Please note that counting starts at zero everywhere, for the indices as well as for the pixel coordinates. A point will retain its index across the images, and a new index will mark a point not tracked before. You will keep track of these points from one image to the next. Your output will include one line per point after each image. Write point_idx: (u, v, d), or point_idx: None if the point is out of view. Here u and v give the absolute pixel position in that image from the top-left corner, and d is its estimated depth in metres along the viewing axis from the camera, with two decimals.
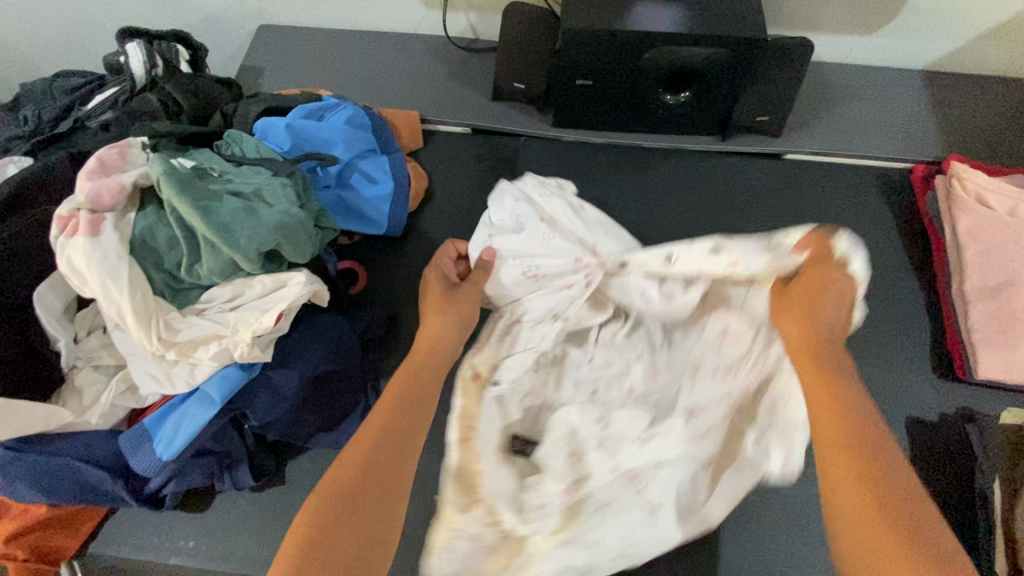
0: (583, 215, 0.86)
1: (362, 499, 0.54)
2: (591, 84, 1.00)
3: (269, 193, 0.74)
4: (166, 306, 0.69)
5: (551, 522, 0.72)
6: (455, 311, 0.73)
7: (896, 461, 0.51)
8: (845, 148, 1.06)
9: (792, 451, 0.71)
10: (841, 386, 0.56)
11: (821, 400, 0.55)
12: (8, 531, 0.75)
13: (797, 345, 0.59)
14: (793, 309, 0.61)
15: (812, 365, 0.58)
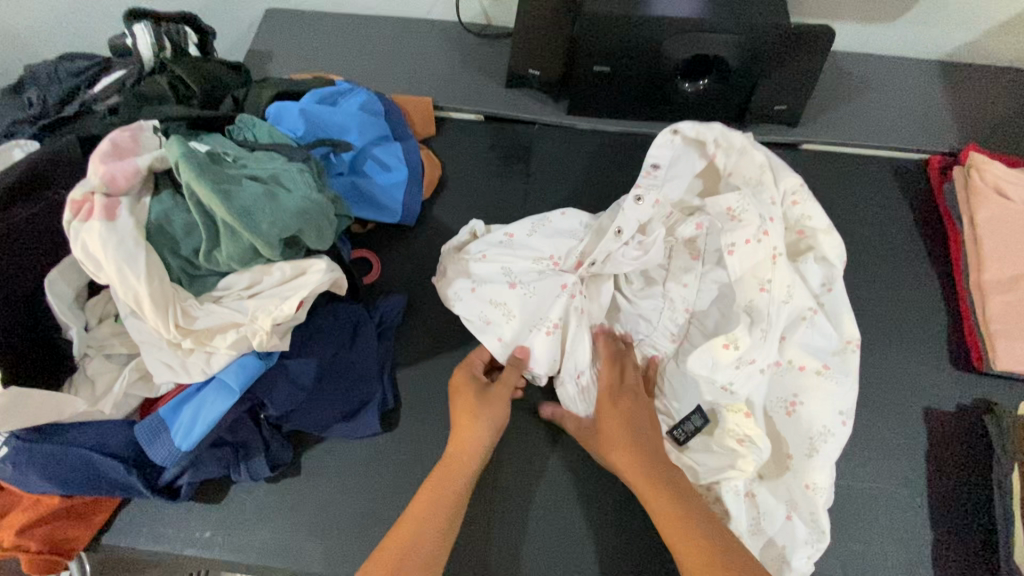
0: (549, 223, 0.87)
1: (402, 556, 0.63)
2: (608, 71, 0.98)
3: (287, 177, 0.72)
4: (183, 293, 0.68)
5: (728, 497, 0.74)
6: (488, 414, 0.75)
7: (682, 495, 0.67)
8: (862, 139, 1.05)
9: (849, 352, 0.77)
10: (646, 439, 0.71)
11: (626, 447, 0.70)
12: (22, 521, 0.73)
13: (610, 409, 0.74)
14: (615, 424, 0.72)
15: (620, 420, 0.72)
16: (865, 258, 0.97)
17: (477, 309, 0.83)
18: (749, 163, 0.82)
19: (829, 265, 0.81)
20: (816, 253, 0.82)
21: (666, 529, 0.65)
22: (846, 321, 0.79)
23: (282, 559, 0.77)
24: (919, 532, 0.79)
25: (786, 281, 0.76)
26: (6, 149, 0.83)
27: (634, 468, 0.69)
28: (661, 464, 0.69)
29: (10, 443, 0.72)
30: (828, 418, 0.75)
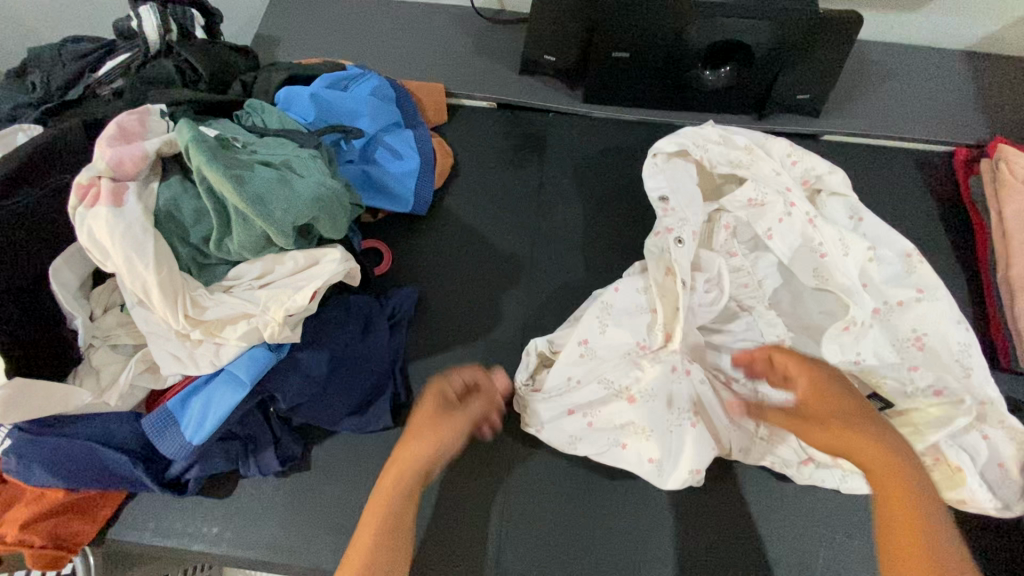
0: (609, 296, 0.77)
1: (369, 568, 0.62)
2: (627, 57, 0.95)
3: (300, 163, 0.70)
4: (192, 282, 0.65)
5: (950, 447, 0.72)
6: (449, 429, 0.69)
7: (932, 496, 0.57)
8: (885, 131, 1.03)
9: (913, 263, 0.79)
10: (883, 428, 0.61)
11: (862, 441, 0.60)
12: (24, 517, 0.71)
13: (847, 396, 0.64)
14: (836, 409, 0.62)
15: (837, 408, 0.63)
16: None
17: (559, 408, 0.76)
18: (761, 167, 0.82)
19: (852, 202, 0.82)
20: (849, 201, 0.83)
21: (904, 516, 0.56)
22: (893, 242, 0.80)
23: (291, 556, 0.75)
24: None
25: (838, 233, 0.78)
26: (9, 133, 0.81)
27: (851, 439, 0.60)
28: (884, 429, 0.61)
29: (14, 435, 0.70)
30: (955, 333, 0.75)
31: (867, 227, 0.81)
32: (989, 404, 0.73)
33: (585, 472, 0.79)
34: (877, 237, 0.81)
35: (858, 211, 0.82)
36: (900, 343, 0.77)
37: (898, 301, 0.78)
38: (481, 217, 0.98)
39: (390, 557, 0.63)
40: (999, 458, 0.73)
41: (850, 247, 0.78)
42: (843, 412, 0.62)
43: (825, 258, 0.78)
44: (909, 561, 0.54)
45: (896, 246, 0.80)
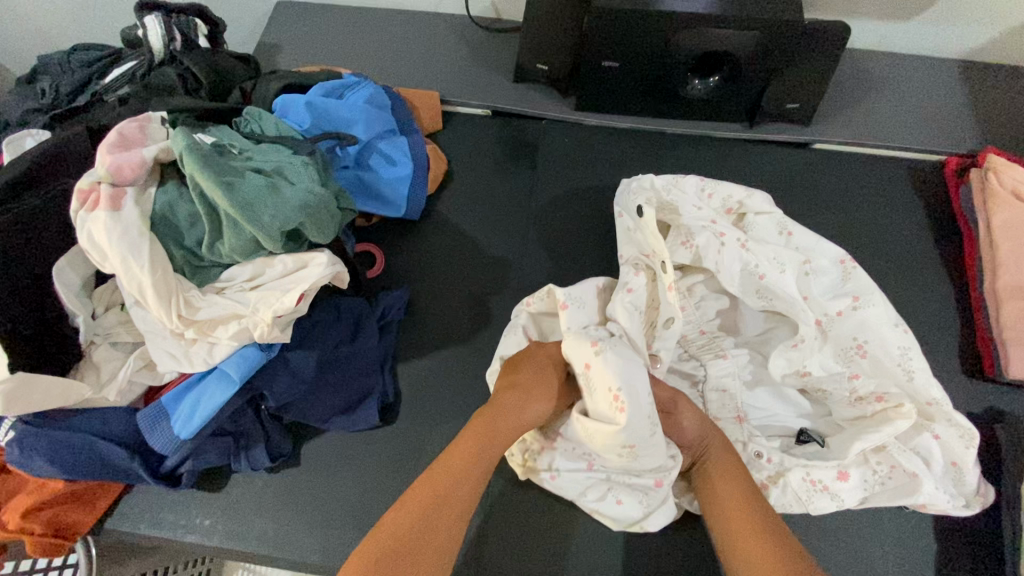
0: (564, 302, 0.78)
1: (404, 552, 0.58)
2: (616, 66, 0.97)
3: (291, 171, 0.72)
4: (186, 283, 0.68)
5: (897, 449, 0.75)
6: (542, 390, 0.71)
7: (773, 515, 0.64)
8: (876, 140, 1.03)
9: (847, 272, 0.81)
10: (753, 493, 0.66)
11: (726, 495, 0.66)
12: (25, 505, 0.74)
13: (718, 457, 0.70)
14: (729, 478, 0.67)
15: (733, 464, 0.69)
16: (876, 261, 0.95)
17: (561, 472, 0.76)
18: (650, 232, 0.80)
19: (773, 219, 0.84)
20: (773, 217, 0.83)
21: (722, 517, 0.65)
22: (822, 252, 0.82)
23: (280, 549, 0.78)
24: (923, 542, 0.77)
25: (770, 254, 0.79)
26: (18, 138, 0.84)
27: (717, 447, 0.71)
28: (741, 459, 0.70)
29: (18, 427, 0.74)
30: (893, 338, 0.77)
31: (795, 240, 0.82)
32: (934, 404, 0.76)
33: None
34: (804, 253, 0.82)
35: (783, 224, 0.83)
36: (844, 352, 0.79)
37: (838, 312, 0.79)
38: (472, 222, 1.00)
39: (477, 479, 0.65)
40: (953, 458, 0.76)
41: (785, 258, 0.79)
42: (718, 469, 0.69)
43: (765, 279, 0.78)
44: (749, 543, 0.61)
45: (828, 257, 0.82)
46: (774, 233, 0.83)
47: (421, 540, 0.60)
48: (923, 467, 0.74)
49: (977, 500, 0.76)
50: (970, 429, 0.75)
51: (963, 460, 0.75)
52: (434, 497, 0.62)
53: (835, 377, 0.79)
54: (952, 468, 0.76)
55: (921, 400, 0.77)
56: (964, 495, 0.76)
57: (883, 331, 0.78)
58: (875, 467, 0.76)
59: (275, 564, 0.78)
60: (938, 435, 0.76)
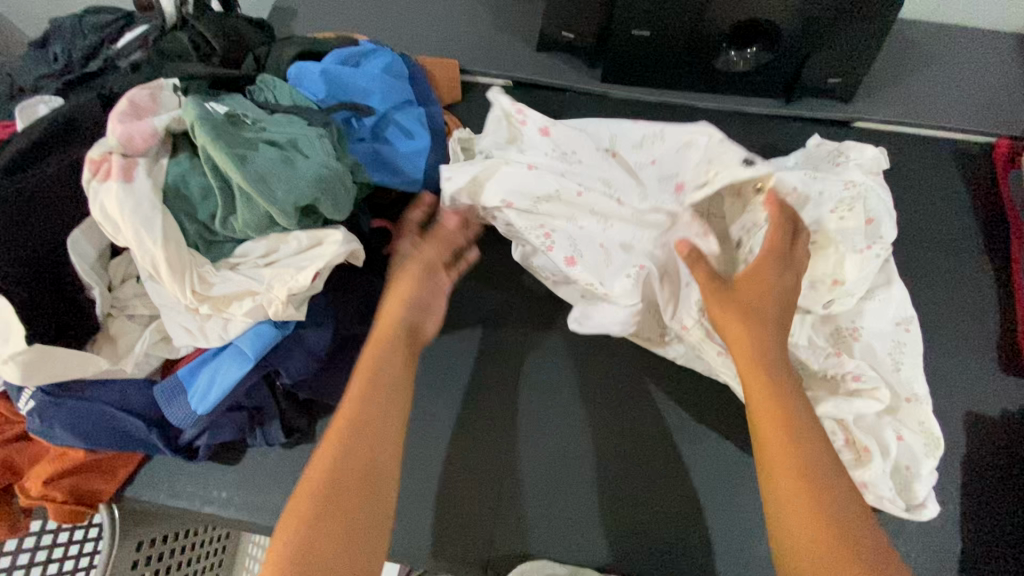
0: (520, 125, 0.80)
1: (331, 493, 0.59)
2: (648, 34, 0.90)
3: (306, 142, 0.69)
4: (200, 259, 0.67)
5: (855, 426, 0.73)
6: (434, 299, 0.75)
7: (837, 483, 0.59)
8: (920, 119, 0.97)
9: (869, 256, 0.77)
10: (810, 450, 0.60)
11: (780, 450, 0.60)
12: (46, 473, 0.75)
13: (768, 405, 0.62)
14: (780, 426, 0.61)
15: (796, 410, 0.62)
16: (914, 249, 0.91)
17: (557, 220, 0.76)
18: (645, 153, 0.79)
19: (816, 160, 0.85)
20: (849, 156, 0.83)
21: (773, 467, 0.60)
22: (857, 239, 0.77)
23: None
24: (949, 540, 0.75)
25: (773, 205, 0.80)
26: (31, 104, 0.83)
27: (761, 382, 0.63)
28: (795, 393, 0.64)
29: (38, 397, 0.74)
30: (888, 319, 0.79)
31: (822, 184, 0.77)
32: (914, 400, 0.75)
33: (595, 459, 0.81)
34: (793, 212, 0.78)
35: (842, 150, 0.85)
36: (840, 332, 0.79)
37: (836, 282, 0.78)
38: None
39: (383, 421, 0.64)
40: (909, 460, 0.73)
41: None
42: (775, 396, 0.63)
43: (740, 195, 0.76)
44: (802, 513, 0.57)
45: (858, 234, 0.77)
46: (828, 163, 0.84)
47: (346, 469, 0.60)
48: (874, 448, 0.72)
49: (916, 506, 0.73)
50: (938, 438, 0.73)
51: (919, 467, 0.73)
52: (350, 441, 0.62)
53: (817, 351, 0.76)
54: (902, 466, 0.73)
55: (900, 394, 0.75)
56: (906, 494, 0.73)
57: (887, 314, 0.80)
58: (828, 439, 0.74)
59: None
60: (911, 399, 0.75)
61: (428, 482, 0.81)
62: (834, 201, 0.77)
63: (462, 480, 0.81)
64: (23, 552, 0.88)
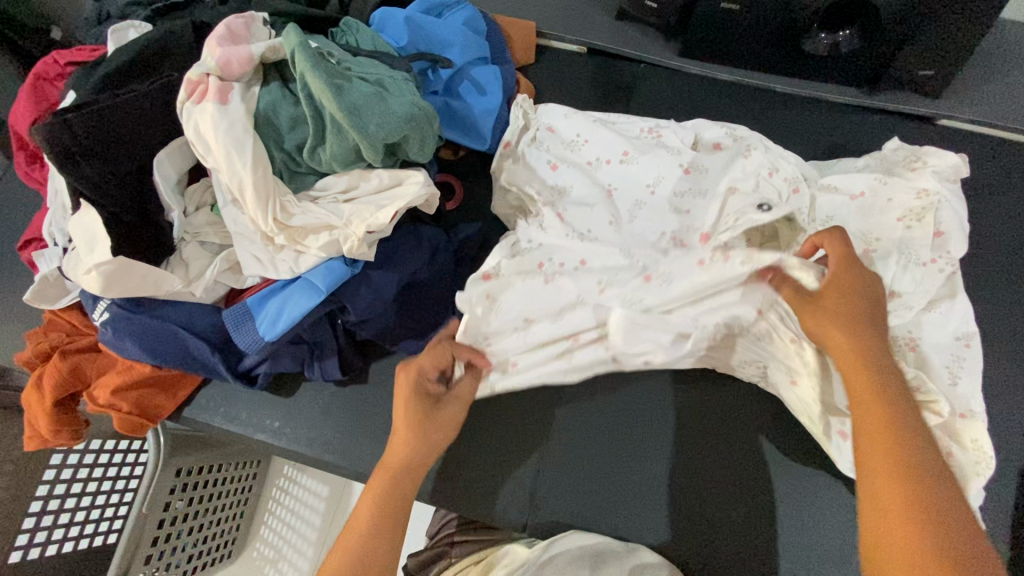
0: (581, 146, 0.83)
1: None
2: (737, 8, 0.88)
3: (395, 82, 0.69)
4: (283, 188, 0.68)
5: None
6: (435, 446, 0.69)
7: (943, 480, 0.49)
8: (1009, 122, 0.93)
9: (932, 270, 0.73)
10: (911, 429, 0.51)
11: (872, 433, 0.52)
12: (114, 384, 0.78)
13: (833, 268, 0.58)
14: (877, 399, 0.53)
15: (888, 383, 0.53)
16: (988, 254, 0.88)
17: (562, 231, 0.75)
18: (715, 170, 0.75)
19: (889, 164, 0.80)
20: (926, 161, 0.76)
21: (872, 451, 0.52)
22: (922, 249, 0.73)
23: (344, 458, 0.81)
24: (995, 548, 0.74)
25: (829, 209, 0.77)
26: (122, 28, 0.84)
27: (834, 337, 0.56)
28: (880, 352, 0.55)
29: (112, 310, 0.77)
30: (951, 327, 0.74)
31: (892, 190, 0.75)
32: (970, 415, 0.69)
33: (641, 430, 0.82)
34: (861, 218, 0.76)
35: (919, 155, 0.78)
36: (895, 342, 0.73)
37: (892, 293, 0.73)
38: None
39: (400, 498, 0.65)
40: (961, 481, 0.67)
41: (834, 202, 0.77)
42: (871, 364, 0.54)
43: (799, 192, 0.71)
44: (899, 507, 0.48)
45: (927, 246, 0.73)
46: (901, 168, 0.78)
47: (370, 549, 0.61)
48: None
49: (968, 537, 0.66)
50: (992, 457, 0.66)
51: (971, 490, 0.67)
52: (373, 525, 0.63)
53: None
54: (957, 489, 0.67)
55: (956, 410, 0.69)
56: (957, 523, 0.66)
57: (953, 321, 0.75)
58: None
59: (339, 471, 0.82)
60: (969, 412, 0.69)
61: (474, 440, 0.83)
62: (902, 208, 0.75)
63: (507, 434, 0.83)
64: (65, 468, 0.93)
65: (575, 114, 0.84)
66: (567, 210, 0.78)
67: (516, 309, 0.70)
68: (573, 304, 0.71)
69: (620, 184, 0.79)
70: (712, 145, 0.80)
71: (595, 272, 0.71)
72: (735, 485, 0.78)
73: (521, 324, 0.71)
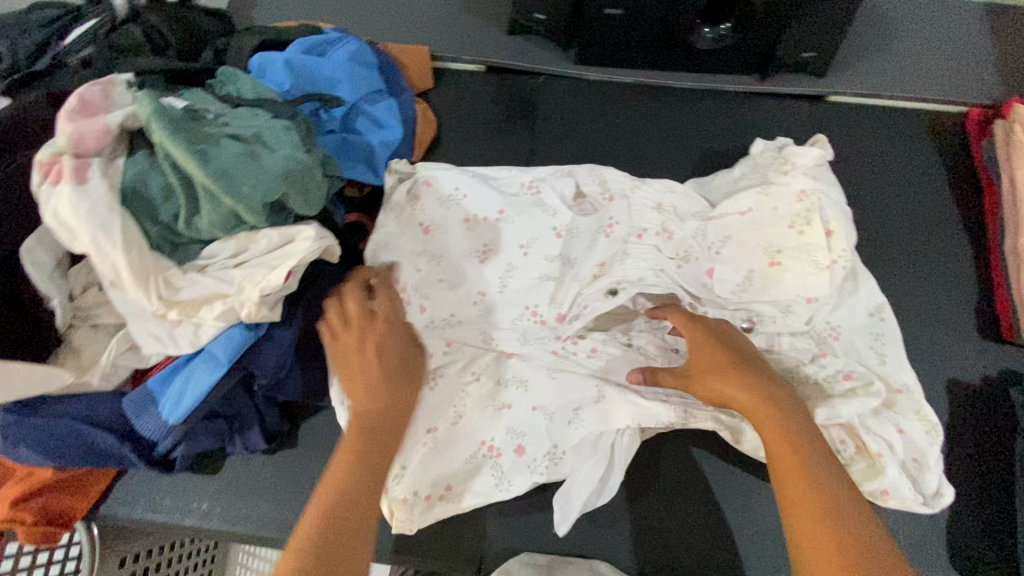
0: (460, 202, 0.87)
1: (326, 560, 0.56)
2: (620, 14, 0.90)
3: (273, 135, 0.65)
4: (165, 262, 0.63)
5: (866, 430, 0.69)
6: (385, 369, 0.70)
7: (846, 491, 0.57)
8: (893, 91, 0.97)
9: (832, 272, 0.77)
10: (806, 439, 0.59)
11: (782, 461, 0.58)
12: (15, 494, 0.72)
13: (756, 394, 0.62)
14: (782, 433, 0.59)
15: (779, 419, 0.60)
16: (893, 220, 0.90)
17: (442, 310, 0.81)
18: (586, 233, 0.83)
19: (761, 168, 0.83)
20: (794, 162, 0.81)
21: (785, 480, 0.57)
22: (822, 253, 0.77)
23: (283, 529, 0.76)
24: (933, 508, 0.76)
25: (727, 230, 0.80)
26: None
27: (732, 385, 0.62)
28: (771, 383, 0.63)
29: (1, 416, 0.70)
30: (857, 313, 0.78)
31: (775, 201, 0.79)
32: (903, 390, 0.75)
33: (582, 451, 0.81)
34: (757, 234, 0.79)
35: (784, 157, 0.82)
36: (819, 334, 0.77)
37: (809, 297, 0.77)
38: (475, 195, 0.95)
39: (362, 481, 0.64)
40: (915, 451, 0.71)
41: (729, 222, 0.80)
42: (766, 397, 0.62)
43: (673, 240, 0.80)
44: (815, 526, 0.54)
45: (824, 248, 0.77)
46: (774, 172, 0.82)
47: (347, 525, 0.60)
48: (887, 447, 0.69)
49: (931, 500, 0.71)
50: (934, 423, 0.72)
51: (927, 454, 0.71)
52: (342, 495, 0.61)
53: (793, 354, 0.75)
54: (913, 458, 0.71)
55: (890, 386, 0.75)
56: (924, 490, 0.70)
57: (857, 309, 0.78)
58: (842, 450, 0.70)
59: (280, 544, 0.77)
60: (904, 386, 0.75)
61: None
62: (789, 216, 0.79)
63: None
64: None
65: (455, 169, 0.87)
66: (433, 284, 0.82)
67: (415, 423, 0.76)
68: (459, 383, 0.79)
69: (495, 246, 0.85)
70: (581, 196, 0.87)
71: (466, 362, 0.80)
72: (667, 492, 0.79)
73: (428, 438, 0.76)
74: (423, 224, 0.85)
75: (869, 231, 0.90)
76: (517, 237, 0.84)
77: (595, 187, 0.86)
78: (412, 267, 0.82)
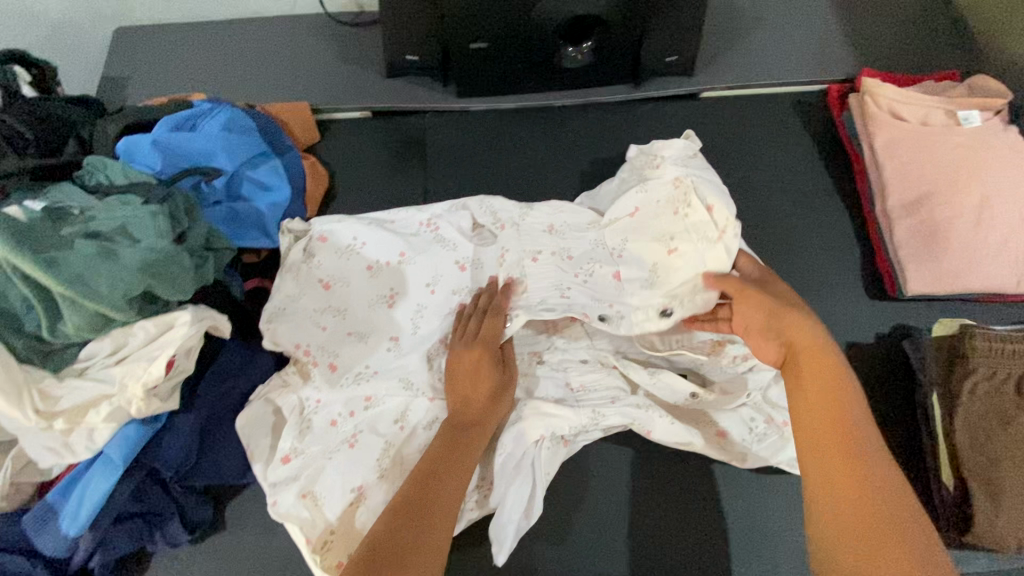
0: (358, 250, 0.85)
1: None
2: (486, 46, 0.93)
3: (134, 227, 0.64)
4: (38, 373, 0.61)
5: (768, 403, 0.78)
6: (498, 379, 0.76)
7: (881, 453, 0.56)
8: (758, 79, 1.03)
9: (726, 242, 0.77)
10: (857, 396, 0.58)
11: (813, 409, 0.58)
12: None
13: (817, 347, 0.60)
14: (827, 382, 0.59)
15: (833, 373, 0.59)
16: (776, 201, 0.95)
17: (353, 363, 0.80)
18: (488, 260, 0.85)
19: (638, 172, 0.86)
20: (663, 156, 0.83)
21: (818, 428, 0.57)
22: (708, 227, 0.78)
23: None
24: None
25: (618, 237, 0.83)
26: None
27: (800, 333, 0.61)
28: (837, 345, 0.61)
29: None
30: None
31: (653, 195, 0.82)
32: None
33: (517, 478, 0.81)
34: (647, 231, 0.82)
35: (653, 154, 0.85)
36: None
37: None
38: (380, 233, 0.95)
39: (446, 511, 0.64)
40: None
41: (619, 229, 0.83)
42: (818, 354, 0.60)
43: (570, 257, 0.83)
44: (844, 478, 0.55)
45: (710, 223, 0.78)
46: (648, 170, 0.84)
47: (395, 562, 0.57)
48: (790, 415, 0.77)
49: None
50: None
51: None
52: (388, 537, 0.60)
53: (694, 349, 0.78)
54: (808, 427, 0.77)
55: None
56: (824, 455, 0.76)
57: None
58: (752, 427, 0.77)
59: None
60: None
61: None
62: (667, 204, 0.81)
63: None
64: None
65: (348, 219, 0.86)
66: (339, 338, 0.81)
67: (338, 485, 0.74)
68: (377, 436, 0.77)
69: (400, 288, 0.83)
70: (475, 227, 0.88)
71: (390, 413, 0.78)
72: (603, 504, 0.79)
73: (353, 497, 0.73)
74: (322, 280, 0.83)
75: (755, 216, 0.94)
76: (418, 278, 0.84)
77: (489, 219, 0.88)
78: (315, 326, 0.80)
